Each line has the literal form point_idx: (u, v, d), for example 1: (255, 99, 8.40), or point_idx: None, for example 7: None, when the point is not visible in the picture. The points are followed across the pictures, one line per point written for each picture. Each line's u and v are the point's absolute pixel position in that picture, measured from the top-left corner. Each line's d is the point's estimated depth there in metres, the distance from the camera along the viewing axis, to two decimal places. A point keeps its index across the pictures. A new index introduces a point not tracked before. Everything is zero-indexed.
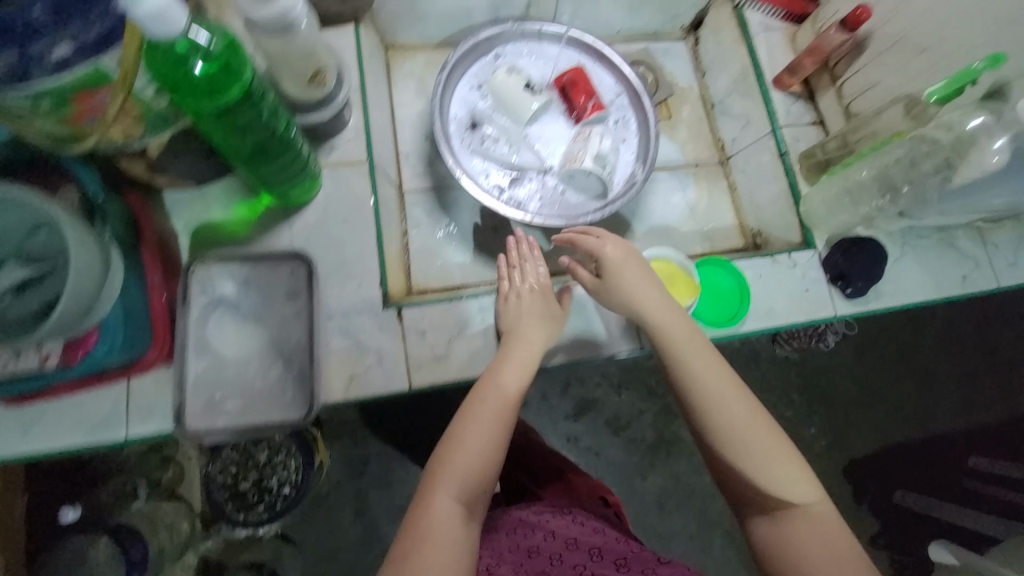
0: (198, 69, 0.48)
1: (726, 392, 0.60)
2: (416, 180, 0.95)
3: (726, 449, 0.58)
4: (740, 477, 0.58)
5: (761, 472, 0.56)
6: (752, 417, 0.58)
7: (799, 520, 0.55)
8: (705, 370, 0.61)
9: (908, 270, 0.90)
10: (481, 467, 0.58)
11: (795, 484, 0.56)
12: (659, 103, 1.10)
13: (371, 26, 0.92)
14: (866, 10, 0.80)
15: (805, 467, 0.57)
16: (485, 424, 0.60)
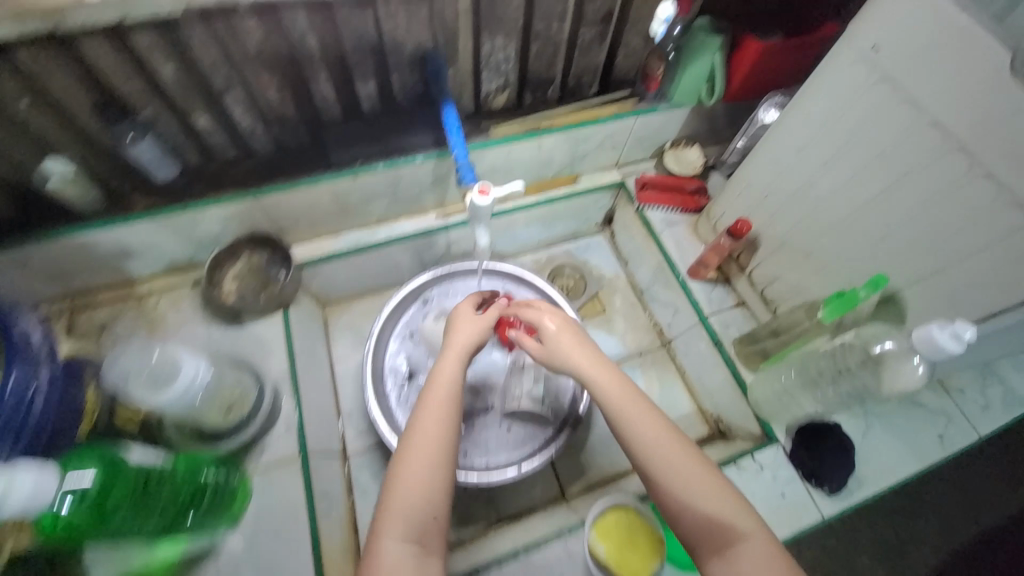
0: (64, 510, 0.49)
1: (657, 433, 0.60)
2: (361, 441, 0.94)
3: (663, 485, 0.58)
4: (684, 512, 0.56)
5: (695, 495, 0.56)
6: (683, 456, 0.59)
7: (747, 553, 0.53)
8: (643, 417, 0.61)
9: (878, 444, 0.86)
10: (418, 508, 0.58)
11: (731, 513, 0.55)
12: (590, 299, 1.14)
13: (301, 302, 0.97)
14: (746, 222, 0.86)
15: (744, 502, 0.56)
16: (425, 462, 0.60)
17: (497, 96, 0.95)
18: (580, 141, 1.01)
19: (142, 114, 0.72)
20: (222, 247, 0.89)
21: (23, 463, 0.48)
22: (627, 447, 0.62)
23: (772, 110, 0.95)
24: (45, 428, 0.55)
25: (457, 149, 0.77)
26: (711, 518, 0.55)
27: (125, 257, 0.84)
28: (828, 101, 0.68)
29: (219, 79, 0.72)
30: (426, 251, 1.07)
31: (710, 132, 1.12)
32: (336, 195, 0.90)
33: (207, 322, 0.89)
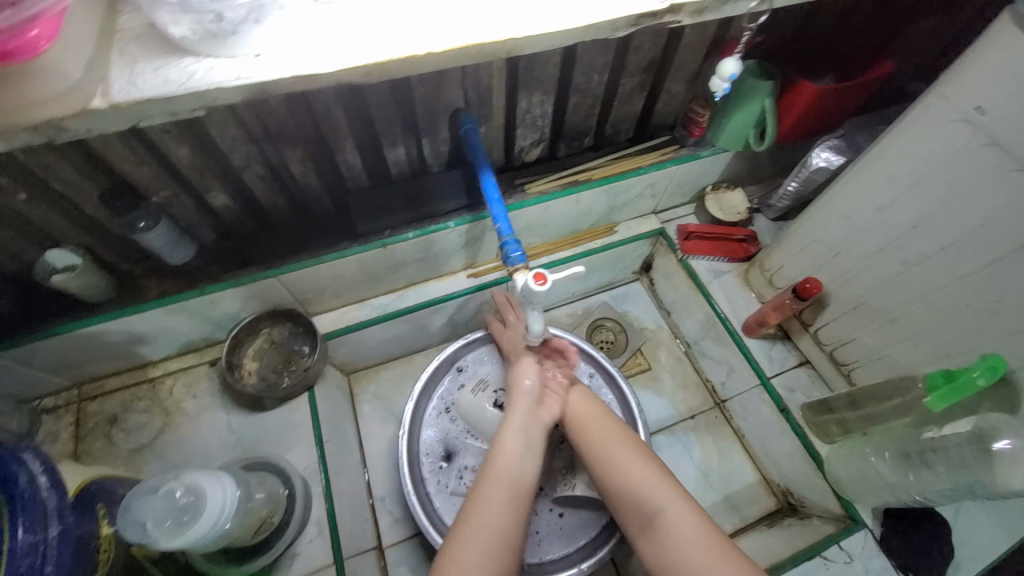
0: None
1: (595, 419, 0.70)
2: (396, 531, 0.86)
3: (601, 462, 0.66)
4: (618, 486, 0.64)
5: (626, 469, 0.64)
6: (611, 435, 0.68)
7: None
8: (582, 403, 0.72)
9: (980, 524, 0.75)
10: None
11: (657, 483, 0.62)
12: (633, 355, 1.06)
13: (328, 377, 0.90)
14: (816, 281, 0.79)
15: (666, 475, 0.63)
16: (473, 551, 0.57)
17: (531, 151, 0.89)
18: (619, 192, 0.94)
19: (155, 199, 0.67)
20: (241, 326, 0.81)
21: None
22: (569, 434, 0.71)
23: (826, 153, 0.87)
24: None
25: (500, 221, 0.70)
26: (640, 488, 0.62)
27: (139, 343, 0.78)
28: (916, 160, 0.61)
29: (240, 158, 0.66)
30: (457, 313, 1.00)
31: (753, 173, 1.05)
32: (364, 265, 0.83)
33: (228, 408, 0.82)
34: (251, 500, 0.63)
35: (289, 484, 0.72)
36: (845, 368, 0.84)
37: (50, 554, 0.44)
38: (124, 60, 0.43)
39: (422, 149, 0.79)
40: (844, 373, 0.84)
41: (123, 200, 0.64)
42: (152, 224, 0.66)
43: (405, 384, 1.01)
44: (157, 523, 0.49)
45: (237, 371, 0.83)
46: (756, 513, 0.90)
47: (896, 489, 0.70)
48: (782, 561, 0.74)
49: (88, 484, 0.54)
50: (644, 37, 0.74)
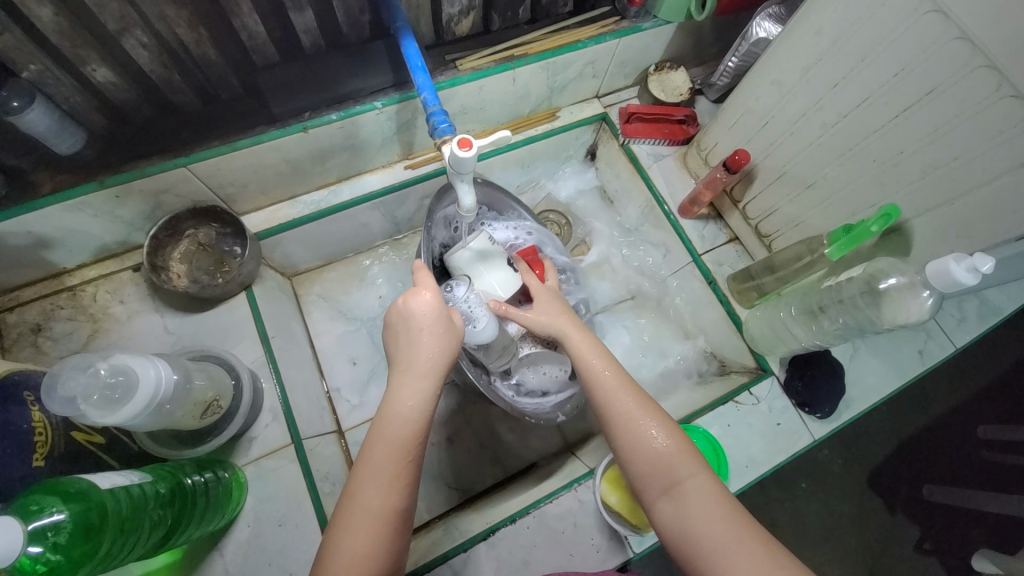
0: (56, 518, 0.43)
1: (619, 386, 0.62)
2: (355, 416, 0.91)
3: (622, 430, 0.59)
4: (642, 449, 0.57)
5: (648, 438, 0.57)
6: (640, 401, 0.60)
7: (690, 487, 0.54)
8: (595, 360, 0.65)
9: (866, 366, 0.87)
10: (431, 367, 0.57)
11: (685, 453, 0.56)
12: (576, 246, 1.10)
13: (267, 279, 0.88)
14: (744, 152, 0.80)
15: (689, 443, 0.58)
16: (430, 372, 0.57)
17: (461, 22, 0.82)
18: (559, 70, 0.89)
19: (23, 75, 0.59)
20: (159, 226, 0.76)
21: None
22: (585, 383, 0.64)
23: (767, 22, 0.85)
24: None
25: (426, 91, 0.65)
26: (662, 454, 0.56)
27: (45, 248, 0.72)
28: (839, 14, 0.61)
29: (113, 18, 0.57)
30: (398, 208, 0.97)
31: (696, 50, 1.02)
32: (287, 154, 0.77)
33: (162, 311, 0.79)
34: (189, 384, 0.61)
35: (235, 372, 0.71)
36: (766, 240, 0.89)
37: None
38: None
39: (336, 15, 0.71)
40: (765, 244, 0.90)
41: None
42: (28, 103, 0.59)
43: (351, 284, 1.01)
44: (85, 397, 0.48)
45: (164, 273, 0.79)
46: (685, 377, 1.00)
47: (800, 337, 0.79)
48: (701, 408, 0.84)
49: (11, 375, 0.52)
50: None
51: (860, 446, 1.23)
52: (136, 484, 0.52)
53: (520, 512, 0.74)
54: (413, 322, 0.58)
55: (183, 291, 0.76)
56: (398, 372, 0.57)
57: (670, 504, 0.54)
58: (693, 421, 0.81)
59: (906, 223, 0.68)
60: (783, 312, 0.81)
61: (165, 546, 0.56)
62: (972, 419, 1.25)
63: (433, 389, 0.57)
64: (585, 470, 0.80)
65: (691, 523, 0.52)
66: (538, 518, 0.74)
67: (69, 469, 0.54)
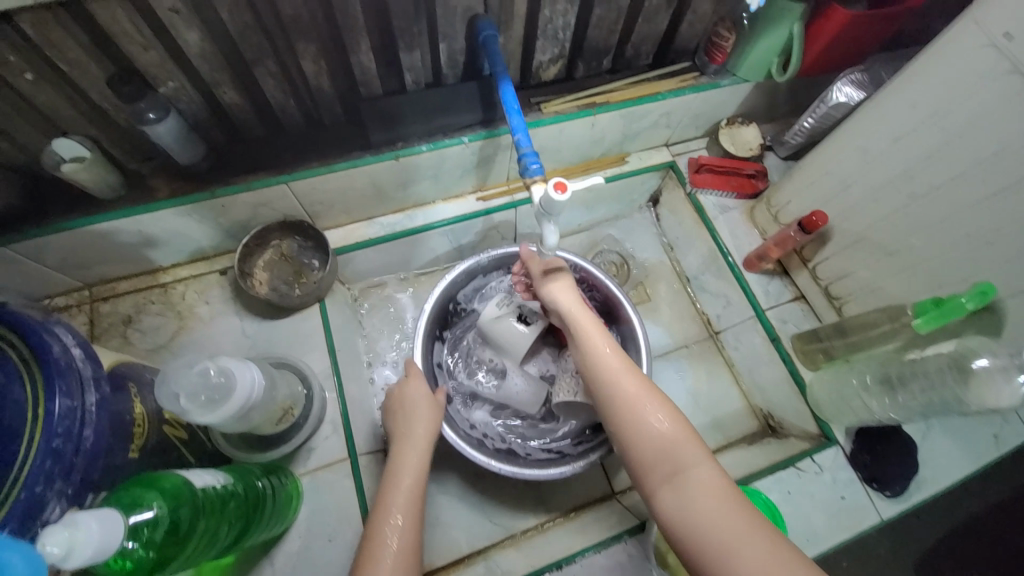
0: (151, 513, 0.44)
1: (622, 374, 0.63)
2: None
3: (627, 424, 0.59)
4: (642, 436, 0.57)
5: (649, 428, 0.57)
6: (642, 390, 0.61)
7: (692, 477, 0.53)
8: (604, 355, 0.65)
9: (939, 445, 0.82)
10: (427, 432, 0.68)
11: (690, 447, 0.55)
12: (635, 286, 1.10)
13: (337, 293, 0.92)
14: (822, 214, 0.80)
15: (693, 435, 0.57)
16: (424, 439, 0.67)
17: (549, 68, 0.86)
18: (635, 118, 0.92)
19: (161, 90, 0.65)
20: (251, 235, 0.81)
21: (83, 513, 0.40)
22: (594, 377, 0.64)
23: (847, 87, 0.85)
24: (97, 465, 0.47)
25: (519, 133, 0.69)
26: (663, 442, 0.56)
27: (149, 246, 0.77)
28: (940, 88, 0.61)
29: (250, 48, 0.63)
30: (464, 236, 1.00)
31: (769, 108, 1.04)
32: (376, 178, 0.82)
33: (240, 314, 0.84)
34: (276, 390, 0.65)
35: (307, 383, 0.75)
36: (836, 302, 0.88)
37: (88, 418, 0.47)
38: None
39: (439, 57, 0.76)
40: (835, 306, 0.88)
41: (131, 86, 0.62)
42: (161, 116, 0.65)
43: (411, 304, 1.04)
44: (190, 397, 0.51)
45: (249, 280, 0.84)
46: (738, 434, 0.97)
47: (873, 408, 0.76)
48: (759, 470, 0.81)
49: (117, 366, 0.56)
50: None
51: (919, 530, 1.15)
52: (219, 486, 0.54)
53: (567, 559, 0.72)
54: (407, 397, 0.72)
55: (264, 298, 0.80)
56: (399, 435, 0.68)
57: (670, 493, 0.53)
58: (751, 483, 0.78)
59: (999, 302, 0.66)
60: (854, 380, 0.78)
61: (231, 549, 0.57)
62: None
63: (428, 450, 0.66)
64: (632, 522, 0.78)
65: (691, 513, 0.50)
66: (584, 567, 0.72)
67: (157, 461, 0.57)
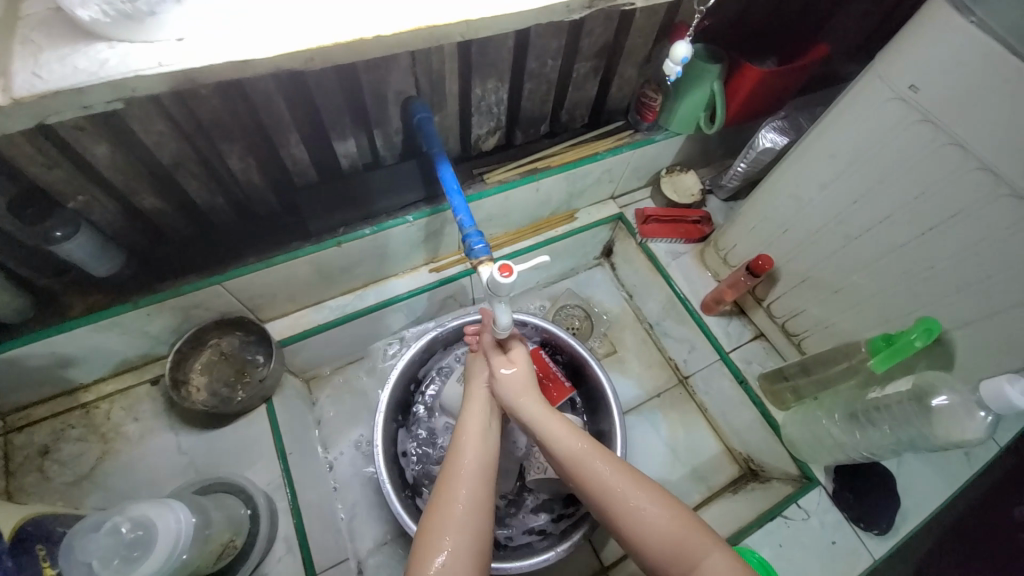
0: None
1: (603, 461, 0.58)
2: (373, 536, 0.83)
3: (620, 510, 0.54)
4: (644, 534, 0.52)
5: (643, 516, 0.53)
6: (626, 473, 0.57)
7: (712, 574, 0.48)
8: (582, 439, 0.61)
9: (915, 472, 0.82)
10: (468, 528, 0.55)
11: (695, 532, 0.51)
12: (600, 339, 1.08)
13: (287, 386, 0.85)
14: (767, 258, 0.82)
15: (692, 517, 0.53)
16: (462, 530, 0.54)
17: (487, 139, 0.87)
18: (578, 178, 0.94)
19: (70, 205, 0.60)
20: (185, 339, 0.75)
21: None
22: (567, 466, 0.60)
23: (772, 134, 0.90)
24: None
25: (461, 212, 0.67)
26: (670, 535, 0.51)
27: (65, 366, 0.69)
28: (854, 140, 0.65)
29: (169, 154, 0.60)
30: (420, 309, 0.97)
31: (703, 154, 1.08)
32: (319, 265, 0.78)
33: (176, 427, 0.76)
34: (209, 526, 0.59)
35: (251, 502, 0.68)
36: (795, 338, 0.89)
37: None
38: (25, 49, 0.40)
39: (374, 141, 0.75)
40: (795, 343, 0.89)
41: (35, 207, 0.57)
42: (70, 232, 0.60)
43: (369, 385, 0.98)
44: (103, 562, 0.45)
45: (184, 387, 0.76)
46: (721, 481, 0.94)
47: (846, 445, 0.75)
48: (748, 524, 0.78)
49: (24, 526, 0.49)
50: (596, 21, 0.74)
51: None
52: None
53: None
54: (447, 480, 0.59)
55: (201, 407, 0.73)
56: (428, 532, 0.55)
57: None
58: (742, 541, 0.74)
59: (945, 332, 0.68)
60: (824, 420, 0.78)
61: None
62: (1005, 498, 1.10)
63: (466, 556, 0.53)
64: None
65: None
66: None
67: None
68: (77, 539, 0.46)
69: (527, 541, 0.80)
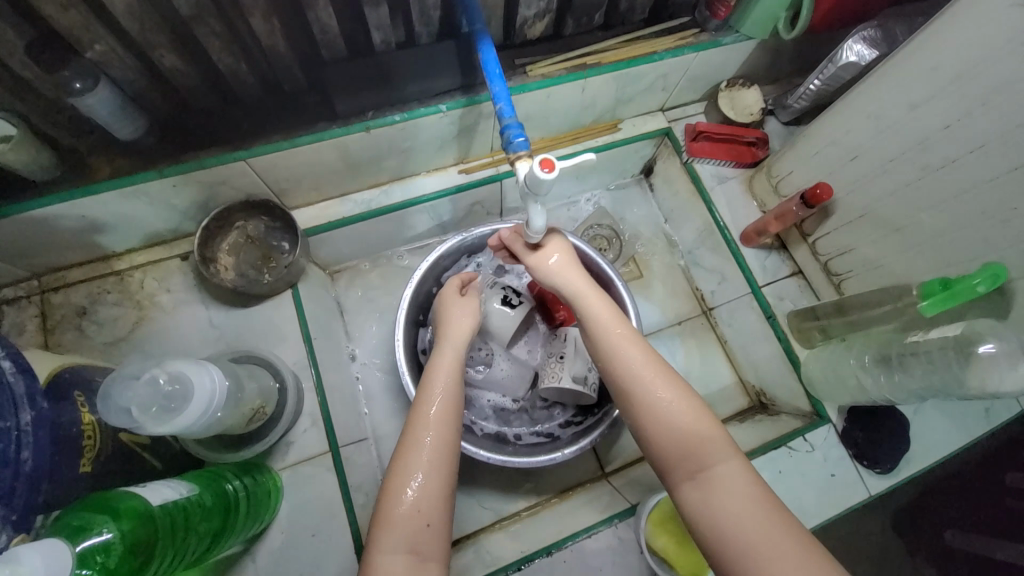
0: (104, 536, 0.41)
1: (637, 357, 0.58)
2: (389, 423, 0.87)
3: (640, 403, 0.55)
4: (663, 429, 0.53)
5: (664, 412, 0.54)
6: (655, 372, 0.56)
7: (719, 477, 0.50)
8: (615, 335, 0.60)
9: (930, 421, 0.81)
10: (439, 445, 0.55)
11: (713, 435, 0.52)
12: (627, 262, 1.05)
13: (312, 276, 0.86)
14: (827, 187, 0.75)
15: (711, 423, 0.53)
16: (435, 447, 0.55)
17: (534, 25, 0.78)
18: (629, 81, 0.85)
19: (88, 55, 0.56)
20: (211, 217, 0.74)
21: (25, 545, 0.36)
22: (600, 366, 0.60)
23: (859, 45, 0.78)
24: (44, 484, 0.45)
25: (502, 101, 0.62)
26: (683, 439, 0.52)
27: (97, 232, 0.70)
28: (968, 51, 0.55)
29: (186, 3, 0.55)
30: (447, 213, 0.94)
31: (771, 68, 0.96)
32: (347, 152, 0.75)
33: (206, 303, 0.78)
34: (241, 391, 0.62)
35: (279, 376, 0.71)
36: (835, 278, 0.85)
37: (26, 439, 0.43)
38: None
39: (410, 13, 0.67)
40: (834, 283, 0.85)
41: (52, 53, 0.54)
42: (91, 85, 0.57)
43: (391, 284, 0.98)
44: (143, 409, 0.48)
45: (212, 265, 0.77)
46: (729, 410, 0.95)
47: (868, 388, 0.74)
48: (751, 450, 0.79)
49: (59, 373, 0.51)
50: None
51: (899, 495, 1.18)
52: (182, 497, 0.51)
53: (557, 544, 0.71)
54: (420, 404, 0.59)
55: (230, 285, 0.74)
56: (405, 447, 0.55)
57: (693, 492, 0.51)
58: None
59: (1009, 282, 0.63)
60: (851, 361, 0.76)
61: (206, 556, 0.55)
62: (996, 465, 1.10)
63: (439, 471, 0.54)
64: (623, 506, 0.76)
65: (722, 512, 0.48)
66: (574, 552, 0.70)
67: (117, 470, 0.54)
68: (111, 388, 0.48)
69: (536, 442, 0.84)
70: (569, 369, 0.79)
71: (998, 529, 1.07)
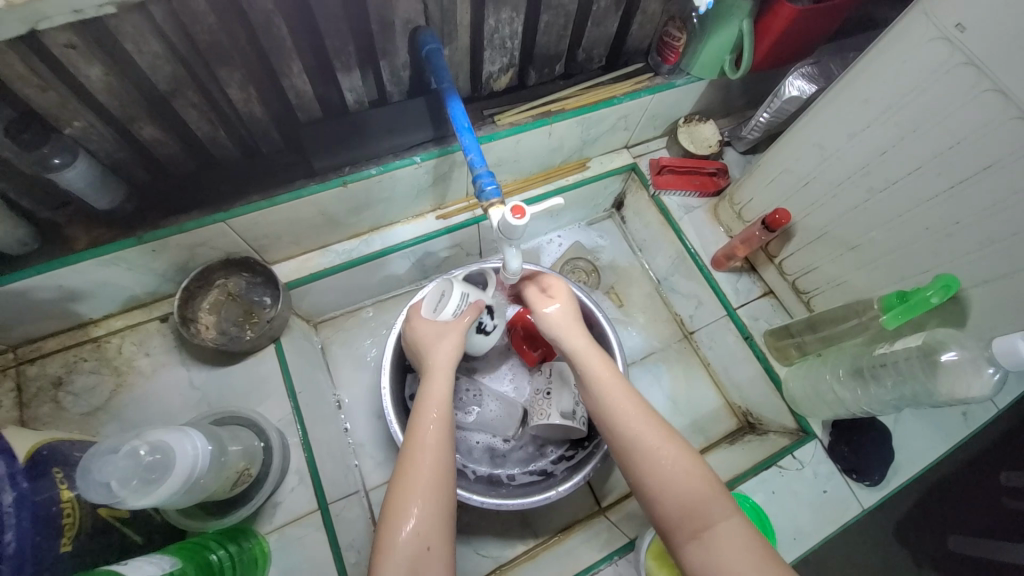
0: None
1: (633, 412, 0.59)
2: (379, 473, 0.86)
3: (641, 458, 0.56)
4: (665, 486, 0.54)
5: (663, 467, 0.54)
6: (652, 428, 0.57)
7: (720, 534, 0.51)
8: (613, 389, 0.61)
9: (910, 430, 0.83)
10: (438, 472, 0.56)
11: (714, 493, 0.53)
12: (607, 293, 1.08)
13: (295, 328, 0.86)
14: (784, 211, 0.79)
15: (713, 482, 0.54)
16: (434, 477, 0.55)
17: (499, 78, 0.83)
18: (592, 124, 0.90)
19: (67, 132, 0.58)
20: (192, 278, 0.75)
21: None
22: (599, 421, 0.61)
23: (799, 81, 0.85)
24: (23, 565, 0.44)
25: (472, 152, 0.65)
26: (687, 496, 0.53)
27: (74, 300, 0.70)
28: (893, 85, 0.61)
29: (165, 79, 0.57)
30: (427, 257, 0.96)
31: (724, 103, 1.03)
32: (326, 206, 0.77)
33: (188, 363, 0.77)
34: (224, 454, 0.61)
35: (264, 436, 0.70)
36: (804, 296, 0.88)
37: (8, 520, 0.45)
38: None
39: (381, 73, 0.71)
40: (803, 300, 0.88)
41: (31, 132, 0.56)
42: (70, 160, 0.58)
43: (375, 331, 0.98)
44: (123, 483, 0.46)
45: (193, 325, 0.77)
46: (719, 433, 0.96)
47: (846, 401, 0.76)
48: (743, 472, 0.80)
49: (40, 450, 0.51)
50: None
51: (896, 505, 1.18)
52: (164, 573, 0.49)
53: None
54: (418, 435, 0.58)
55: (211, 345, 0.74)
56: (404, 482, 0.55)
57: (695, 550, 0.51)
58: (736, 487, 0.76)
59: (962, 291, 0.67)
60: (828, 375, 0.78)
61: None
62: (989, 465, 1.12)
63: (433, 502, 0.54)
64: (621, 541, 0.75)
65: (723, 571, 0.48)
66: None
67: (96, 549, 0.52)
68: (90, 461, 0.47)
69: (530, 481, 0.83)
70: (557, 405, 0.79)
71: (998, 531, 1.07)
